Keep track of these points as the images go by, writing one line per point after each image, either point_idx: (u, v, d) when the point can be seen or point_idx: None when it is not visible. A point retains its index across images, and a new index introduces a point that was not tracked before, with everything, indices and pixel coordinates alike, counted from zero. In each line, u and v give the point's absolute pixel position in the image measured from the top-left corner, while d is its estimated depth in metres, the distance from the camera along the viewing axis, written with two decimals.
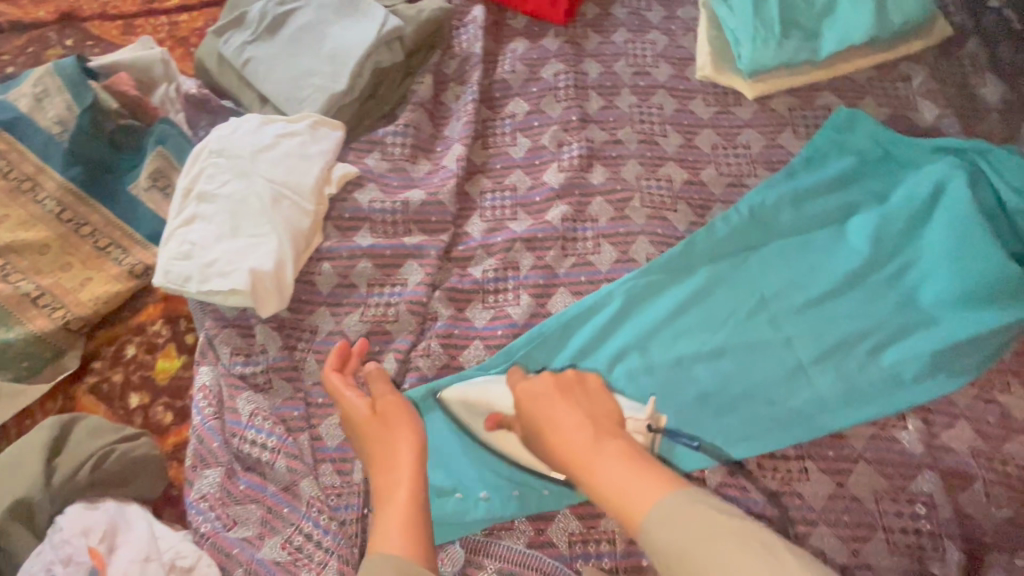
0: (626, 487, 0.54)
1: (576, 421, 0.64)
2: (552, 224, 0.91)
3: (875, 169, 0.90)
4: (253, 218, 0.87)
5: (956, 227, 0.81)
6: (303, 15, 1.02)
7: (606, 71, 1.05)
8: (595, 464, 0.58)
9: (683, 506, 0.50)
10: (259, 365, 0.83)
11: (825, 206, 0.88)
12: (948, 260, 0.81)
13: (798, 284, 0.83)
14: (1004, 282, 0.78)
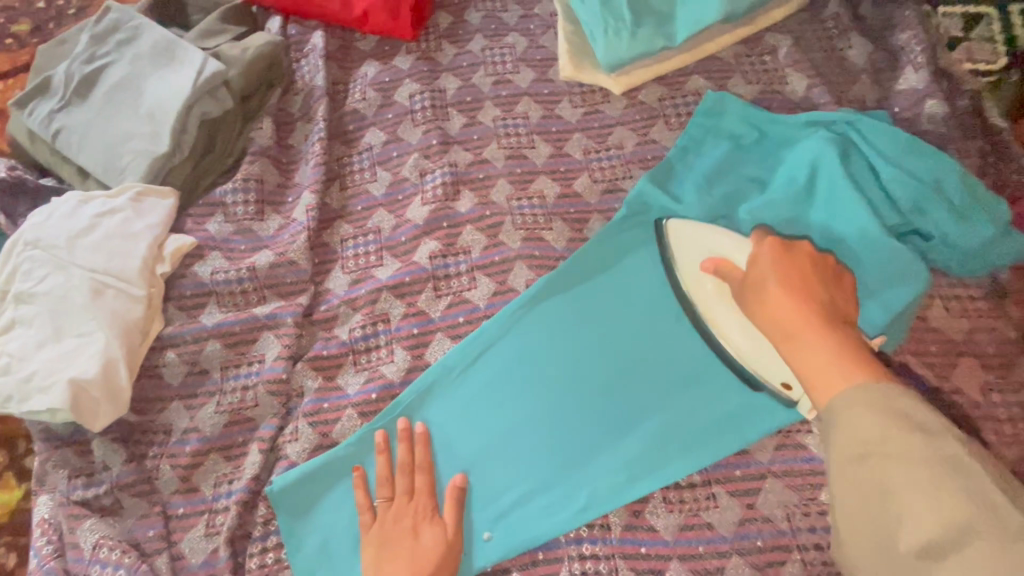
0: (828, 376, 0.51)
1: (791, 300, 0.58)
2: (420, 265, 0.82)
3: (752, 153, 0.83)
4: (76, 316, 0.75)
5: (838, 208, 0.75)
6: (115, 72, 0.91)
7: (464, 84, 0.96)
8: (802, 350, 0.54)
9: (868, 407, 0.46)
10: (102, 485, 0.72)
11: (705, 199, 0.80)
12: (833, 244, 0.74)
13: None
14: (891, 260, 0.71)
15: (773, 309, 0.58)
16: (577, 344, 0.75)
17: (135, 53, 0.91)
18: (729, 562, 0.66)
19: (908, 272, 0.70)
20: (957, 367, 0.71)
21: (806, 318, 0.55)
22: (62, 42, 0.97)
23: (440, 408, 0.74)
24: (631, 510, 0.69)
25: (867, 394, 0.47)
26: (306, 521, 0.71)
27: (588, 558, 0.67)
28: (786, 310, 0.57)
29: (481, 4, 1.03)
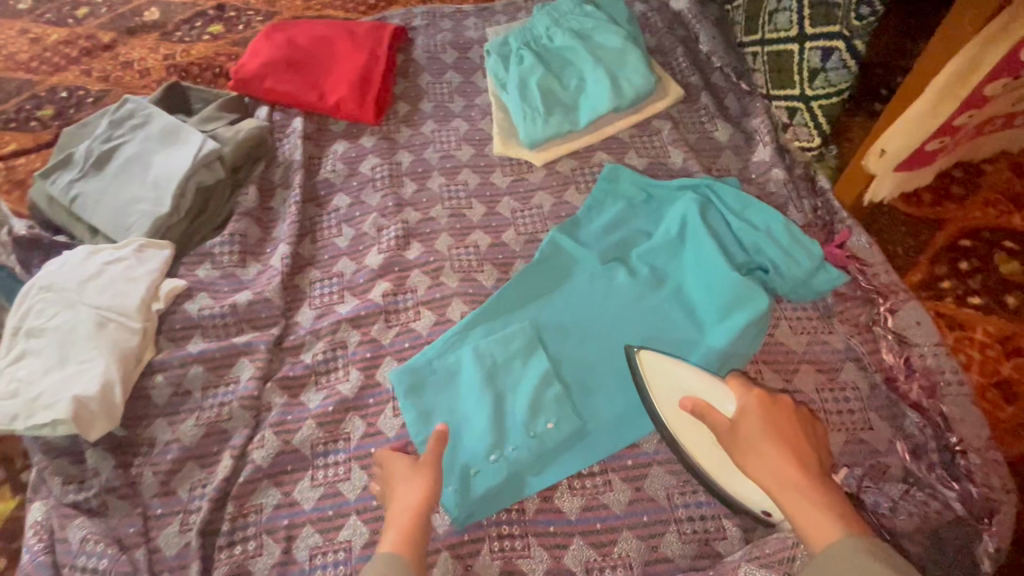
0: (819, 526, 0.61)
1: (788, 457, 0.66)
2: (374, 301, 1.00)
3: (642, 210, 1.04)
4: (79, 346, 0.89)
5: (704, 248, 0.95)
6: (128, 149, 1.11)
7: (417, 158, 1.19)
8: (801, 505, 0.63)
9: (851, 563, 0.56)
10: (91, 489, 0.84)
11: (603, 248, 1.00)
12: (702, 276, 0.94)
13: (589, 317, 0.93)
14: (740, 288, 0.90)
15: (768, 463, 0.66)
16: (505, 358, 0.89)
17: (145, 135, 1.12)
18: (621, 536, 0.80)
19: (754, 296, 0.90)
20: (798, 372, 0.89)
21: (797, 477, 0.64)
22: (84, 126, 1.18)
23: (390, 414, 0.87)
24: (543, 495, 0.83)
25: (864, 551, 0.56)
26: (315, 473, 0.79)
27: (505, 536, 0.80)
28: (779, 465, 0.66)
29: (432, 96, 1.28)
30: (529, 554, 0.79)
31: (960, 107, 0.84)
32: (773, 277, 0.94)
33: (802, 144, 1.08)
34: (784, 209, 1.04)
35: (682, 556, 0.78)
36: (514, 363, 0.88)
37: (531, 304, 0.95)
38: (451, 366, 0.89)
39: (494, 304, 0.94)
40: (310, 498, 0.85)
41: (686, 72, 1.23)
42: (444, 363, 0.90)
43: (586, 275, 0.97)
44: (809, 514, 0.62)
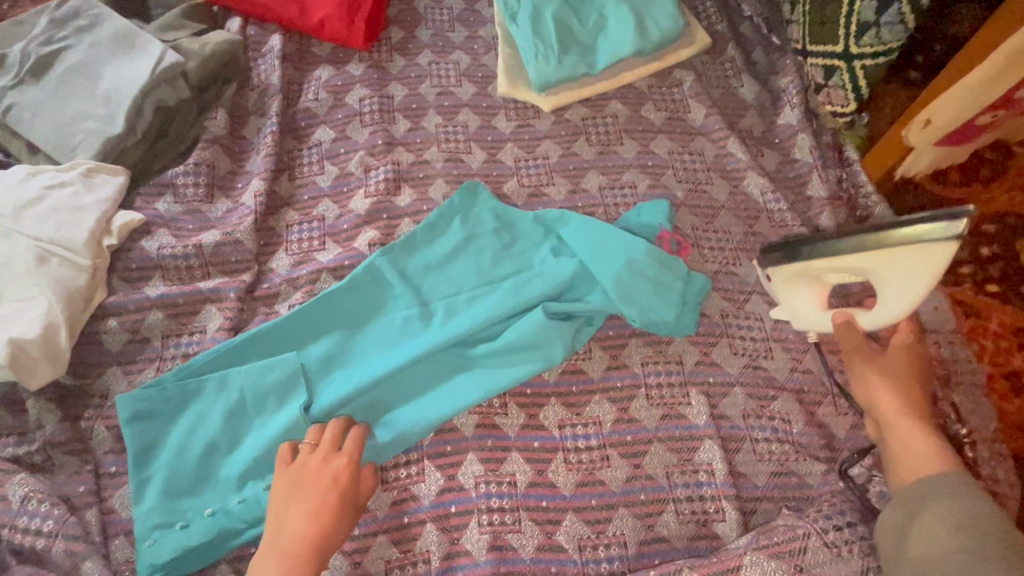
0: (917, 463, 0.66)
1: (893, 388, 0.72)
2: (359, 251, 0.90)
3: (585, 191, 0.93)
4: (14, 281, 0.77)
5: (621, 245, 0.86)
6: (74, 54, 0.95)
7: (411, 92, 1.06)
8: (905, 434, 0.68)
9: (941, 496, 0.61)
10: (34, 443, 0.75)
11: (526, 221, 0.91)
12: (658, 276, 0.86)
13: (491, 291, 0.86)
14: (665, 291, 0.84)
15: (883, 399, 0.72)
16: (390, 332, 0.83)
17: (95, 40, 0.96)
18: (617, 514, 0.76)
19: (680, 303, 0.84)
20: (809, 352, 0.86)
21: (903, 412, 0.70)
22: (19, 23, 1.00)
23: (248, 377, 0.78)
24: (536, 468, 0.78)
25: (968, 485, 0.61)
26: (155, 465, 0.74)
27: (495, 510, 0.75)
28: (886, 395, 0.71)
29: (431, 23, 1.14)
30: (520, 529, 0.74)
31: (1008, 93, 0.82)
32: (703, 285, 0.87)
33: (834, 109, 1.00)
34: (807, 179, 0.97)
35: (678, 536, 0.75)
36: (399, 338, 0.83)
37: (467, 286, 0.87)
38: (377, 351, 0.82)
39: (417, 286, 0.87)
40: None
41: (713, 18, 1.11)
42: (365, 349, 0.82)
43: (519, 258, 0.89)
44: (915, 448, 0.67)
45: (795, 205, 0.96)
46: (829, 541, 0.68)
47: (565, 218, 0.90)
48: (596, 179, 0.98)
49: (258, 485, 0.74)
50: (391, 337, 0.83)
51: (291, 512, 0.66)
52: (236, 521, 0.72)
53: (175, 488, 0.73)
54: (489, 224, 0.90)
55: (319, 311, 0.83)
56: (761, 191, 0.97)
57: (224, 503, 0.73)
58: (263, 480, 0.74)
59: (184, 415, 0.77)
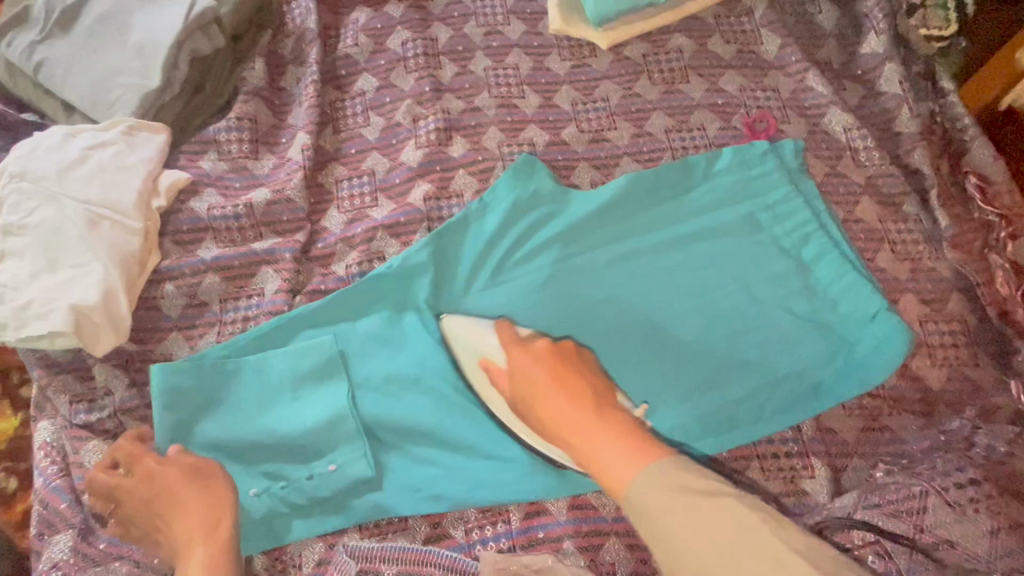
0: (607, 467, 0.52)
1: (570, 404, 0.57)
2: (415, 206, 0.86)
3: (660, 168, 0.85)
4: (69, 247, 0.74)
5: (797, 226, 0.82)
6: (101, 4, 0.89)
7: (456, 34, 0.98)
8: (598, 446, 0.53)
9: (659, 488, 0.48)
10: (105, 410, 0.74)
11: (592, 209, 0.83)
12: (841, 290, 0.78)
13: (569, 319, 0.79)
14: (770, 319, 0.79)
15: (558, 415, 0.57)
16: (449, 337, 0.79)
17: None
18: None
19: (810, 317, 0.79)
20: (901, 301, 0.80)
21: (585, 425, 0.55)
22: None
23: (291, 359, 0.76)
24: None
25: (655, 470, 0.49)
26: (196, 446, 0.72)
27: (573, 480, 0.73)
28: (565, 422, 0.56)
29: None
30: (599, 489, 0.72)
31: None
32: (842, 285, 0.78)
33: (930, 32, 0.90)
34: (895, 114, 0.89)
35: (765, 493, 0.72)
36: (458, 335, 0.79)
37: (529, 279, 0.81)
38: (424, 348, 0.78)
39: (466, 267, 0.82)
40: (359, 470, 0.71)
41: None
42: (410, 341, 0.78)
43: (609, 284, 0.81)
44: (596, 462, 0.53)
45: (882, 142, 0.88)
46: (950, 500, 0.64)
47: (630, 204, 0.84)
48: (662, 121, 0.91)
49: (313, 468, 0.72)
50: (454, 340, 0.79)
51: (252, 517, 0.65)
52: (282, 505, 0.71)
53: (224, 464, 0.72)
54: (549, 206, 0.84)
55: (368, 287, 0.79)
56: (843, 128, 0.89)
57: (274, 481, 0.72)
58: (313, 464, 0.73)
59: (231, 393, 0.74)
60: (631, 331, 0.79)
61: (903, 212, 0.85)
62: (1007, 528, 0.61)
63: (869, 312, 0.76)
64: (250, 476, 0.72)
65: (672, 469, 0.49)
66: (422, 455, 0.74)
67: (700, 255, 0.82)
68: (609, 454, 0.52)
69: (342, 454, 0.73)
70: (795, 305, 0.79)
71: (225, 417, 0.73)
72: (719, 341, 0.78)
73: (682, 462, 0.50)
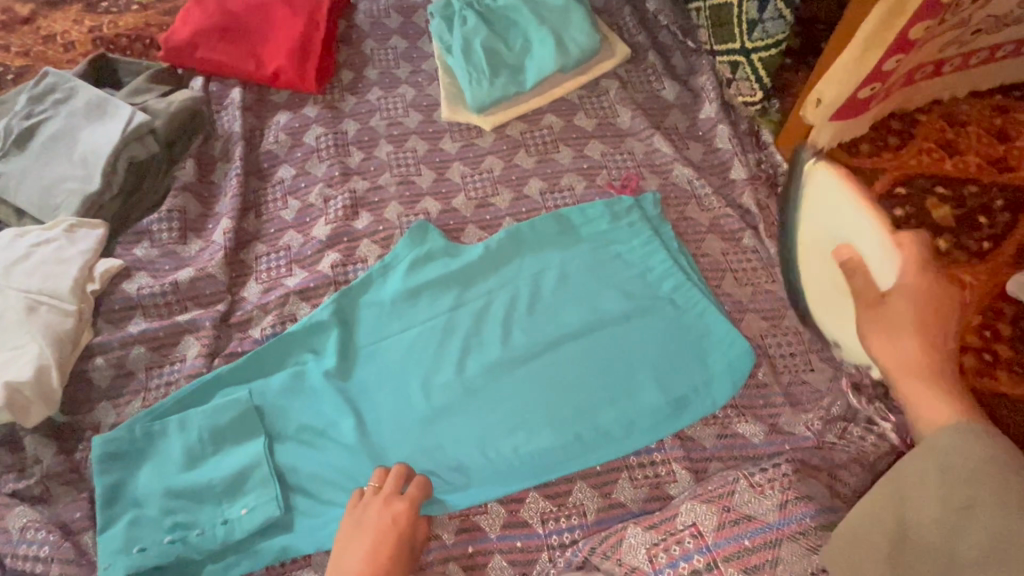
0: (929, 415, 0.60)
1: (899, 347, 0.64)
2: (323, 273, 0.98)
3: (531, 224, 0.99)
4: (8, 332, 0.85)
5: (653, 262, 0.95)
6: (52, 125, 1.05)
7: (363, 127, 1.16)
8: (914, 394, 0.62)
9: (963, 442, 0.55)
10: (33, 477, 0.81)
11: (475, 263, 0.97)
12: (695, 316, 0.91)
13: (456, 358, 0.90)
14: (635, 345, 0.90)
15: (888, 350, 0.65)
16: (349, 386, 0.89)
17: (70, 110, 1.06)
18: (576, 486, 0.82)
19: (671, 341, 0.90)
20: (745, 319, 0.93)
21: (914, 363, 0.63)
22: (2, 104, 1.11)
23: (204, 418, 0.84)
24: (492, 467, 0.83)
25: (967, 435, 0.55)
26: (112, 506, 0.78)
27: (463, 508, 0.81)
28: (892, 350, 0.65)
29: (378, 63, 1.25)
30: (487, 510, 0.80)
31: (890, 52, 0.87)
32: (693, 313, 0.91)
33: (744, 99, 1.09)
34: (730, 165, 1.06)
35: (633, 499, 0.81)
36: (360, 383, 0.89)
37: (421, 327, 0.93)
38: (326, 398, 0.87)
39: (366, 322, 0.93)
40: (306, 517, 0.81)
41: (633, 31, 1.22)
42: (315, 393, 0.88)
43: (491, 325, 0.92)
44: (927, 407, 0.61)
45: (721, 188, 1.04)
46: (755, 482, 0.72)
47: (507, 256, 0.98)
48: (537, 185, 1.07)
49: (219, 518, 0.79)
50: (356, 388, 0.89)
51: (348, 553, 0.69)
52: (193, 552, 0.77)
53: (139, 518, 0.77)
54: (439, 262, 0.97)
55: (280, 345, 0.90)
56: (689, 178, 1.05)
57: (184, 531, 0.77)
58: (221, 514, 0.79)
59: (150, 452, 0.82)
60: (513, 363, 0.89)
61: (742, 244, 0.99)
62: (794, 499, 0.69)
63: (724, 331, 0.89)
64: (161, 529, 0.77)
65: (965, 434, 0.55)
66: (327, 492, 0.82)
67: (572, 291, 0.95)
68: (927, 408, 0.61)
69: (249, 502, 0.79)
70: (656, 331, 0.90)
71: (143, 476, 0.80)
72: (593, 367, 0.89)
73: (967, 430, 0.55)
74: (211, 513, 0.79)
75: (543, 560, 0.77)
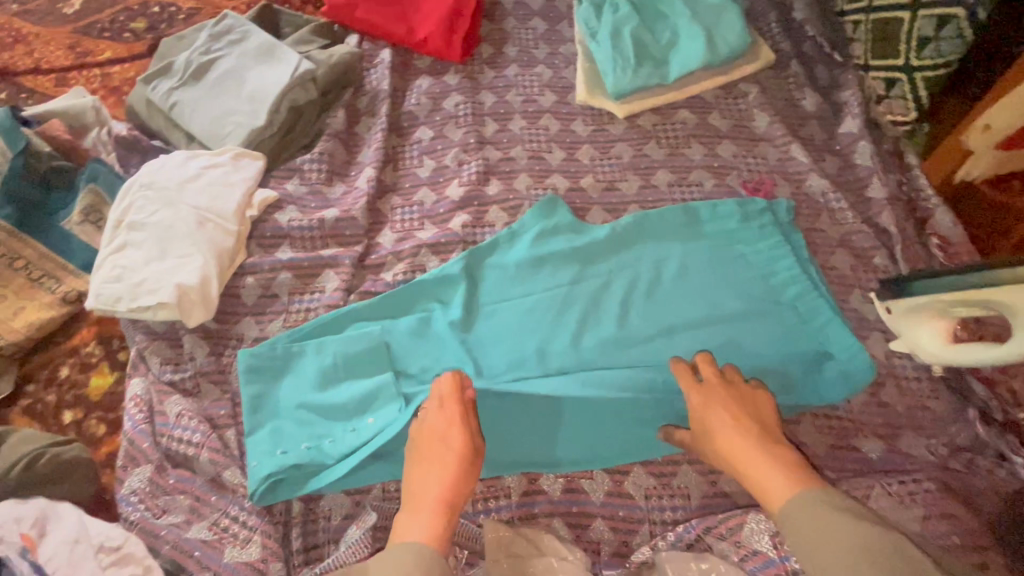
0: (769, 481, 0.68)
1: (731, 420, 0.74)
2: (454, 231, 1.03)
3: (660, 213, 1.01)
4: (180, 241, 0.94)
5: (782, 267, 0.95)
6: (226, 62, 1.14)
7: (500, 100, 1.20)
8: (751, 458, 0.71)
9: (811, 509, 0.63)
10: (187, 372, 0.90)
11: (600, 242, 0.99)
12: (820, 327, 0.90)
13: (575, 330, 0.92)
14: (756, 343, 0.90)
15: (722, 423, 0.75)
16: (469, 339, 0.92)
17: (242, 51, 1.15)
18: (681, 469, 0.84)
19: (793, 346, 0.89)
20: (869, 338, 0.92)
21: (736, 437, 0.73)
22: (182, 38, 1.22)
23: (340, 346, 0.90)
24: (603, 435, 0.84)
25: (822, 503, 0.63)
26: (257, 411, 0.86)
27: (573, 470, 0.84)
28: (720, 421, 0.75)
29: (517, 41, 1.29)
30: (592, 476, 0.84)
31: None
32: (818, 323, 0.91)
33: (894, 117, 1.09)
34: (868, 182, 1.04)
35: (740, 492, 0.83)
36: (479, 338, 0.92)
37: (542, 295, 0.96)
38: (448, 347, 0.91)
39: (490, 283, 0.98)
40: None
41: (777, 38, 1.21)
42: (438, 340, 0.92)
43: (610, 303, 0.94)
44: (762, 474, 0.69)
45: (856, 205, 1.03)
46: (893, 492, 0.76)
47: (632, 241, 0.99)
48: (665, 177, 1.09)
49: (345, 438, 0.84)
50: (474, 343, 0.92)
51: (421, 478, 0.73)
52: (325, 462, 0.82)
53: (281, 427, 0.85)
54: (564, 237, 1.00)
55: (411, 292, 0.96)
56: (823, 190, 1.04)
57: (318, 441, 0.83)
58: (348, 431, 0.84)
59: (292, 369, 0.89)
60: (629, 344, 0.91)
61: (873, 263, 0.98)
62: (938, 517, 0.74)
63: (851, 346, 0.88)
64: (297, 437, 0.83)
65: (820, 500, 0.63)
66: None
67: (695, 283, 0.95)
68: (751, 467, 0.70)
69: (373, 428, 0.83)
70: (777, 334, 0.90)
71: (285, 390, 0.88)
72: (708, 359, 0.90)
73: (817, 498, 0.64)
74: (338, 433, 0.84)
75: (644, 532, 0.81)
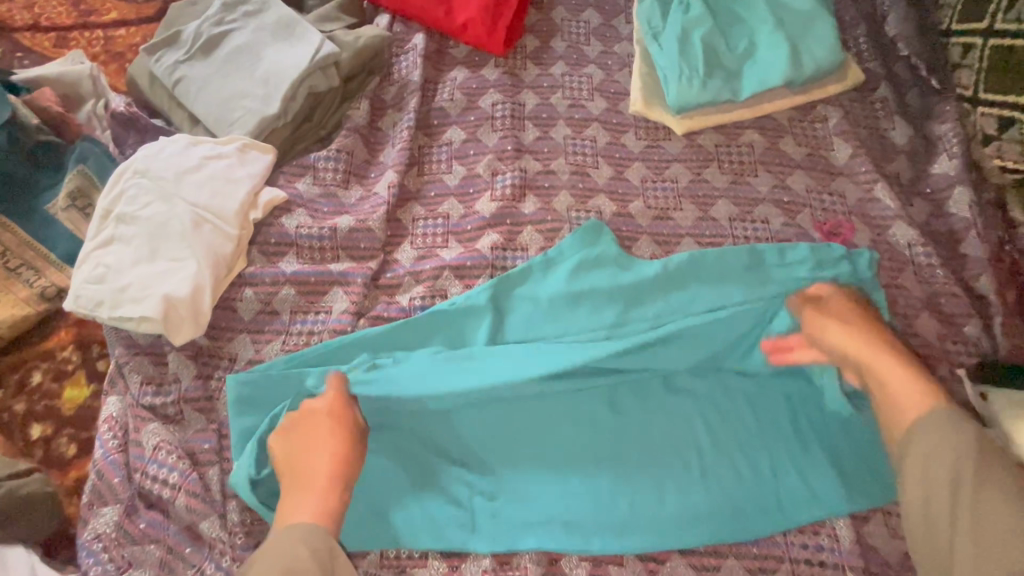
0: (901, 391, 0.70)
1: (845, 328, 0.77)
2: (481, 253, 0.91)
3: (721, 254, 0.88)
4: (172, 242, 0.83)
5: None
6: (239, 36, 1.01)
7: (542, 102, 1.06)
8: (888, 378, 0.72)
9: (941, 431, 0.66)
10: (170, 396, 0.79)
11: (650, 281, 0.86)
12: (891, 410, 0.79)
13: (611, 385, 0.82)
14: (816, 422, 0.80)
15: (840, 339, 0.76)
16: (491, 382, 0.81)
17: (258, 25, 1.02)
18: (726, 564, 0.73)
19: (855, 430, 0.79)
20: None
21: (892, 365, 0.72)
22: (193, 4, 1.08)
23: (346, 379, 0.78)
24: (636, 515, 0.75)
25: (954, 426, 0.66)
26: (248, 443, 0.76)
27: (601, 555, 0.73)
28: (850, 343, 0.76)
29: (566, 35, 1.14)
30: (622, 563, 0.73)
31: None
32: None
33: (1004, 162, 0.93)
34: (961, 237, 0.91)
35: None
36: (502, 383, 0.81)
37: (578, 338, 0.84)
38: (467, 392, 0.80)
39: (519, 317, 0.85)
40: (435, 513, 0.75)
41: (865, 56, 1.06)
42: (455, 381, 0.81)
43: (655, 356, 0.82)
44: (899, 390, 0.70)
45: (947, 262, 0.89)
46: None
47: (686, 283, 0.87)
48: (726, 209, 0.95)
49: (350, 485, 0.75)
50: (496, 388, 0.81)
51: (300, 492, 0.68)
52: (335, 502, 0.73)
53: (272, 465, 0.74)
54: (608, 270, 0.88)
55: (429, 321, 0.84)
56: (909, 242, 0.90)
57: None
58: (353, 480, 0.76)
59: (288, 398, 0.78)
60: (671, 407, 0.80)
61: (963, 333, 0.84)
62: None
63: None
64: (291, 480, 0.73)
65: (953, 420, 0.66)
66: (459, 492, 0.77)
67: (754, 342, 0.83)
68: (899, 390, 0.71)
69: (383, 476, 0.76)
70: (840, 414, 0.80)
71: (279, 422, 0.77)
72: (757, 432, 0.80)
73: (949, 417, 0.66)
74: None
75: None
